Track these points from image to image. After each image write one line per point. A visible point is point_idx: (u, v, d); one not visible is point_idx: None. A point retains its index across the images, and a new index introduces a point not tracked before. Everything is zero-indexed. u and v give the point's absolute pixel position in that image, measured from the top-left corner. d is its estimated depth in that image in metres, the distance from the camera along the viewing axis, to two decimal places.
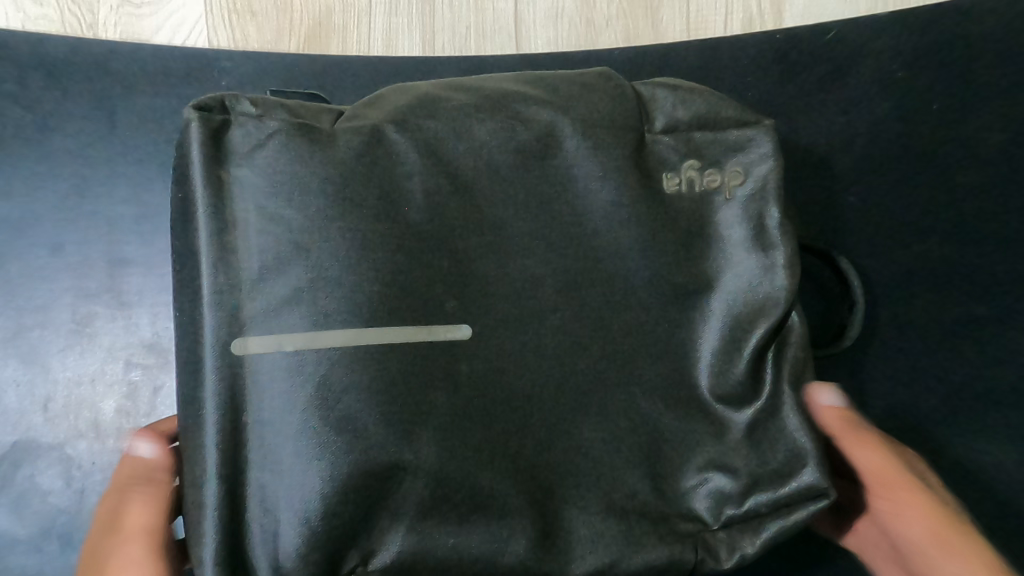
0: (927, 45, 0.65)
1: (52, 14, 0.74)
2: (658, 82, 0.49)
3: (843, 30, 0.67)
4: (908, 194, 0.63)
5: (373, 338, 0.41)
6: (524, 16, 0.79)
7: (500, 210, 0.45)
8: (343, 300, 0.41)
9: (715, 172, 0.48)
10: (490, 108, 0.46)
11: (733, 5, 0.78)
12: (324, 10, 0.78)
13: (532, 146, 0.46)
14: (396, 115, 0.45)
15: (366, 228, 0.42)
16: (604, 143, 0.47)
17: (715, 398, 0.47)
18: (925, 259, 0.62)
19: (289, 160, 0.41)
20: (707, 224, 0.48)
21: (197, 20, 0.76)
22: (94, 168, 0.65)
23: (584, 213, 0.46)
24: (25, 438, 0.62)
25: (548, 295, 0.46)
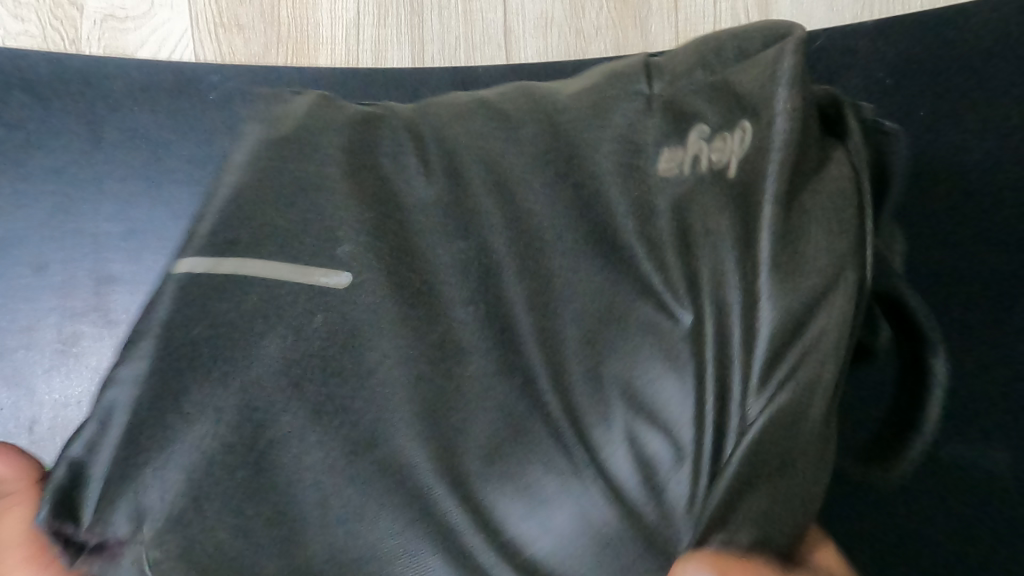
0: (925, 52, 0.60)
1: (33, 30, 0.73)
2: (698, 48, 0.42)
3: (823, 40, 0.65)
4: (941, 197, 0.57)
5: (270, 272, 0.41)
6: (513, 26, 0.79)
7: (431, 215, 0.42)
8: (258, 242, 0.42)
9: (723, 148, 0.38)
10: (491, 107, 0.44)
11: (720, 14, 0.79)
12: (311, 22, 0.77)
13: (506, 140, 0.42)
14: (402, 115, 0.46)
15: (315, 228, 0.41)
16: (591, 132, 0.41)
17: (652, 441, 0.38)
18: (959, 268, 0.56)
19: (278, 136, 0.44)
20: (672, 213, 0.38)
21: (183, 34, 0.75)
22: (79, 186, 0.64)
23: (535, 221, 0.41)
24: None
25: (456, 310, 0.41)
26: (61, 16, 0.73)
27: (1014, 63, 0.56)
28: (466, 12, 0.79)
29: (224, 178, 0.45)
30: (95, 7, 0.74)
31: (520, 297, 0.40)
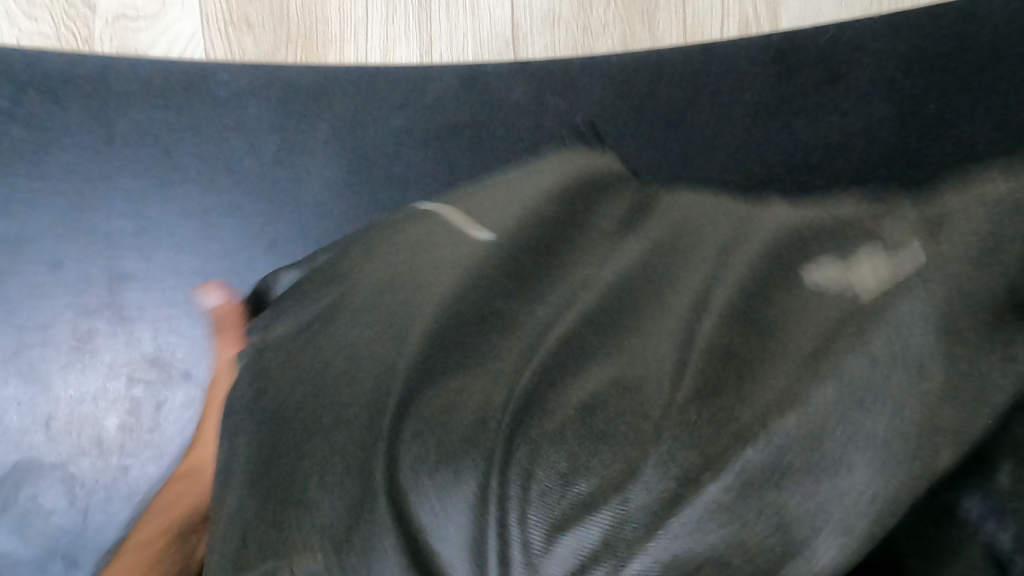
0: (931, 46, 0.65)
1: (46, 30, 0.73)
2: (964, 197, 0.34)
3: (837, 33, 0.68)
4: None
5: (449, 216, 0.46)
6: (520, 23, 0.80)
7: (559, 308, 0.38)
8: (455, 206, 0.48)
9: (874, 275, 0.32)
10: (711, 213, 0.43)
11: (728, 9, 0.78)
12: (321, 19, 0.77)
13: (671, 246, 0.41)
14: (619, 213, 0.45)
15: (444, 294, 0.39)
16: (763, 233, 0.39)
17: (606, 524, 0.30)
18: None
19: (502, 196, 0.47)
20: (770, 302, 0.34)
21: (194, 32, 0.75)
22: (94, 185, 0.65)
23: (647, 321, 0.36)
24: (30, 460, 0.61)
25: (473, 393, 0.35)
26: (73, 16, 0.74)
27: (1005, 66, 0.62)
28: (474, 8, 0.80)
29: (468, 189, 0.50)
30: (107, 6, 0.74)
31: (583, 339, 0.36)
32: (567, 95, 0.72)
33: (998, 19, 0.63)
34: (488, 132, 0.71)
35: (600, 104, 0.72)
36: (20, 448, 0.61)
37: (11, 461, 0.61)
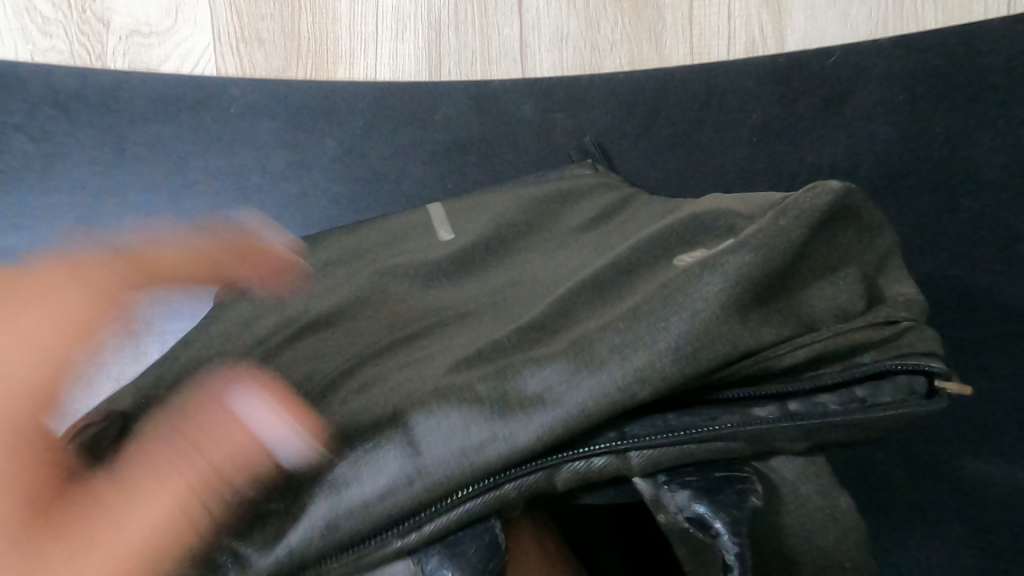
0: (937, 67, 0.66)
1: (60, 46, 0.73)
2: (830, 197, 0.35)
3: (843, 55, 0.69)
4: (975, 246, 0.60)
5: (431, 212, 0.57)
6: (529, 41, 0.80)
7: (469, 292, 0.45)
8: (442, 206, 0.57)
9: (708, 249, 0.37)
10: (648, 218, 0.49)
11: (736, 28, 0.79)
12: (331, 36, 0.78)
13: (600, 244, 0.47)
14: (586, 222, 0.51)
15: (387, 276, 0.47)
16: (655, 224, 0.45)
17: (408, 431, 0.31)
18: (994, 309, 0.57)
19: (477, 204, 0.56)
20: (624, 272, 0.39)
21: (205, 48, 0.75)
22: (104, 198, 0.65)
23: (528, 294, 0.42)
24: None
25: (358, 342, 0.40)
26: (86, 32, 0.74)
27: (1015, 83, 0.63)
28: (482, 26, 0.80)
29: (464, 196, 0.60)
30: (120, 24, 0.75)
31: (462, 307, 0.43)
32: (577, 113, 0.72)
33: (1002, 42, 0.64)
34: (497, 148, 0.71)
35: (609, 122, 0.72)
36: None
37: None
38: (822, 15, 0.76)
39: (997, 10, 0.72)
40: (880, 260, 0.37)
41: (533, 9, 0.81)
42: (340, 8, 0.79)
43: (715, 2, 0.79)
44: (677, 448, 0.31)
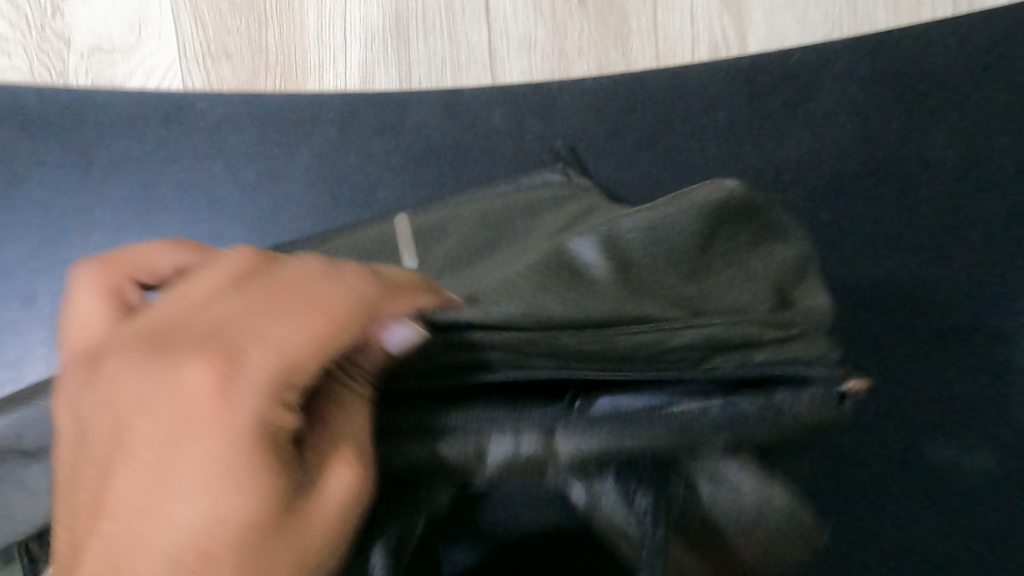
0: (890, 69, 0.68)
1: (21, 65, 0.73)
2: (731, 197, 0.43)
3: (803, 56, 0.71)
4: (922, 242, 0.64)
5: (403, 225, 0.56)
6: (498, 48, 0.81)
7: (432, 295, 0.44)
8: (414, 218, 0.57)
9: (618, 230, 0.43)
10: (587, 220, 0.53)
11: (698, 32, 0.80)
12: (299, 48, 0.78)
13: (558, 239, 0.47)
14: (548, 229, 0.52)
15: None
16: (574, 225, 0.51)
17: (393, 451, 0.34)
18: (928, 300, 0.63)
19: (448, 218, 0.56)
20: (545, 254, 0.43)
21: (171, 63, 0.75)
22: (69, 216, 0.64)
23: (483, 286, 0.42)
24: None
25: None
26: (48, 50, 0.73)
27: (960, 87, 0.66)
28: (451, 34, 0.81)
29: (433, 207, 0.60)
30: (82, 40, 0.74)
31: None
32: (547, 119, 0.73)
33: (948, 46, 0.67)
34: (469, 156, 0.72)
35: (579, 126, 0.73)
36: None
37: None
38: (781, 18, 0.78)
39: (947, 10, 0.75)
40: (800, 271, 0.43)
41: (501, 17, 0.82)
42: (308, 19, 0.79)
43: (678, 7, 0.81)
44: (603, 440, 0.34)
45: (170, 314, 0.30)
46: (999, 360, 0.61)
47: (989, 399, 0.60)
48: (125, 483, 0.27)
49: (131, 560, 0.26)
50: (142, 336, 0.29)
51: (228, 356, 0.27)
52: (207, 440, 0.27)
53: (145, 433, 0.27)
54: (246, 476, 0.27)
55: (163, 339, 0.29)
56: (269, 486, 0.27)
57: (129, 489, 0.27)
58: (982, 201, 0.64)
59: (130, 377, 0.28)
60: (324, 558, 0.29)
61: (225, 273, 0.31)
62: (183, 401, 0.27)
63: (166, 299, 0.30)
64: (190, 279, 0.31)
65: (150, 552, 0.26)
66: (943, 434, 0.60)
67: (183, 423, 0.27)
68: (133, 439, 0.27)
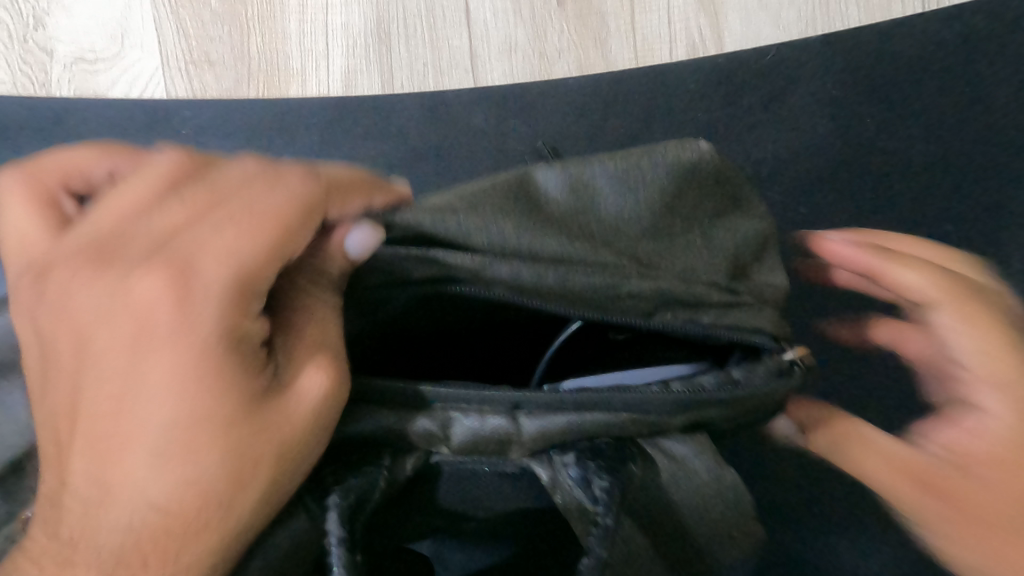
0: (862, 64, 0.69)
1: (4, 76, 0.74)
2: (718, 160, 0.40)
3: (777, 53, 0.71)
4: (897, 234, 0.66)
5: None
6: (479, 51, 0.82)
7: None
8: None
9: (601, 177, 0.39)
10: None
11: (676, 32, 0.81)
12: (281, 55, 0.79)
13: None
14: None
15: None
16: None
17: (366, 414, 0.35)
18: None
19: None
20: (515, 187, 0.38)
21: (154, 72, 0.76)
22: None
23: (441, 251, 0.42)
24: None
25: None
26: (31, 62, 0.75)
27: (932, 81, 0.67)
28: (433, 39, 0.82)
29: None
30: (65, 51, 0.76)
31: None
32: (529, 119, 0.74)
33: (919, 40, 0.68)
34: (452, 157, 0.73)
35: (561, 127, 0.74)
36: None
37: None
38: (756, 18, 0.80)
39: (919, 7, 0.76)
40: (759, 251, 0.43)
41: (481, 20, 0.83)
42: (290, 27, 0.80)
43: (656, 7, 0.82)
44: (567, 422, 0.35)
45: (118, 228, 0.33)
46: None
47: None
48: (104, 382, 0.31)
49: (122, 446, 0.30)
50: (94, 255, 0.33)
51: (176, 264, 0.31)
52: (171, 334, 0.30)
53: (114, 335, 0.31)
54: (212, 368, 0.30)
55: (115, 253, 0.32)
56: (238, 375, 0.31)
57: (107, 386, 0.31)
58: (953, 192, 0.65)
59: (91, 294, 0.32)
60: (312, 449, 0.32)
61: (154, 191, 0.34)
62: (143, 305, 0.31)
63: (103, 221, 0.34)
64: (125, 190, 0.34)
65: (136, 434, 0.30)
66: None
67: (142, 326, 0.31)
68: (102, 345, 0.31)
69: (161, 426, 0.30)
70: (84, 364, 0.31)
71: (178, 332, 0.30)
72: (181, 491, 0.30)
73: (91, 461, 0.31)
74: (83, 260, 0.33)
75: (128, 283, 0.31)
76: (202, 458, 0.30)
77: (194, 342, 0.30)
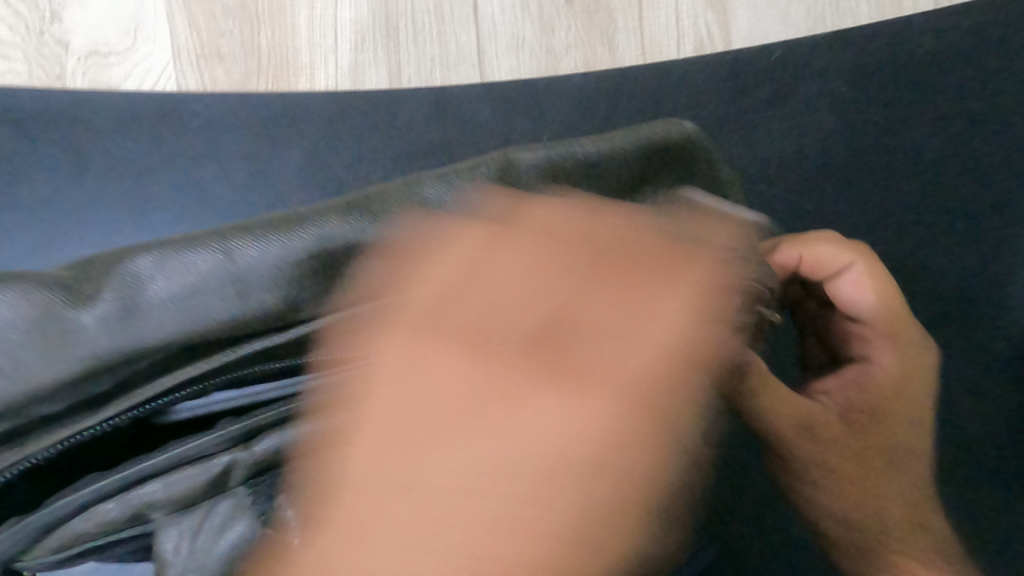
0: (871, 60, 0.69)
1: (20, 69, 0.76)
2: (666, 136, 0.52)
3: (784, 50, 0.71)
4: (911, 231, 0.65)
5: None
6: (486, 47, 0.82)
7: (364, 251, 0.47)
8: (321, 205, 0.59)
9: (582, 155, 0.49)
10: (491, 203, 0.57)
11: (684, 29, 0.81)
12: (290, 49, 0.80)
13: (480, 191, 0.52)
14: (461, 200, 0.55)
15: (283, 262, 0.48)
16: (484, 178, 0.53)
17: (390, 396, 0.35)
18: (917, 286, 0.63)
19: None
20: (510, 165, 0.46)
21: (165, 66, 0.78)
22: (66, 215, 0.66)
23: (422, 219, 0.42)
24: (122, 324, 0.36)
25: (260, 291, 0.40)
26: (46, 55, 0.76)
27: (945, 77, 0.66)
28: (441, 34, 0.82)
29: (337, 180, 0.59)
30: (80, 44, 0.77)
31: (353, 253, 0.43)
32: (535, 115, 0.75)
33: (931, 35, 0.67)
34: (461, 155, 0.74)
35: (568, 124, 0.74)
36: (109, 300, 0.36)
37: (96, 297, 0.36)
38: (765, 15, 0.79)
39: (930, 4, 0.75)
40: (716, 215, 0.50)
41: (488, 15, 0.83)
42: (299, 22, 0.81)
43: (664, 4, 0.81)
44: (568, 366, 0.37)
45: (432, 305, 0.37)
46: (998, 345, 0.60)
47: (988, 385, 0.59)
48: (527, 426, 0.34)
49: (445, 530, 0.31)
50: (424, 319, 0.37)
51: (509, 396, 0.35)
52: (542, 447, 0.33)
53: (456, 453, 0.33)
54: (579, 479, 0.33)
55: (562, 309, 0.37)
56: (585, 481, 0.33)
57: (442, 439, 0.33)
58: (973, 187, 0.63)
59: (620, 350, 0.37)
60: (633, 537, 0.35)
61: (456, 257, 0.39)
62: (497, 462, 0.33)
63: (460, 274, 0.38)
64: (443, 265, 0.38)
65: (438, 519, 0.31)
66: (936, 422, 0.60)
67: (572, 376, 0.36)
68: (435, 414, 0.34)
69: (476, 492, 0.32)
70: (532, 410, 0.34)
71: (649, 368, 0.37)
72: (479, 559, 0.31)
73: (405, 540, 0.31)
74: (494, 326, 0.37)
75: (578, 344, 0.37)
76: (517, 551, 0.31)
77: (654, 382, 0.37)
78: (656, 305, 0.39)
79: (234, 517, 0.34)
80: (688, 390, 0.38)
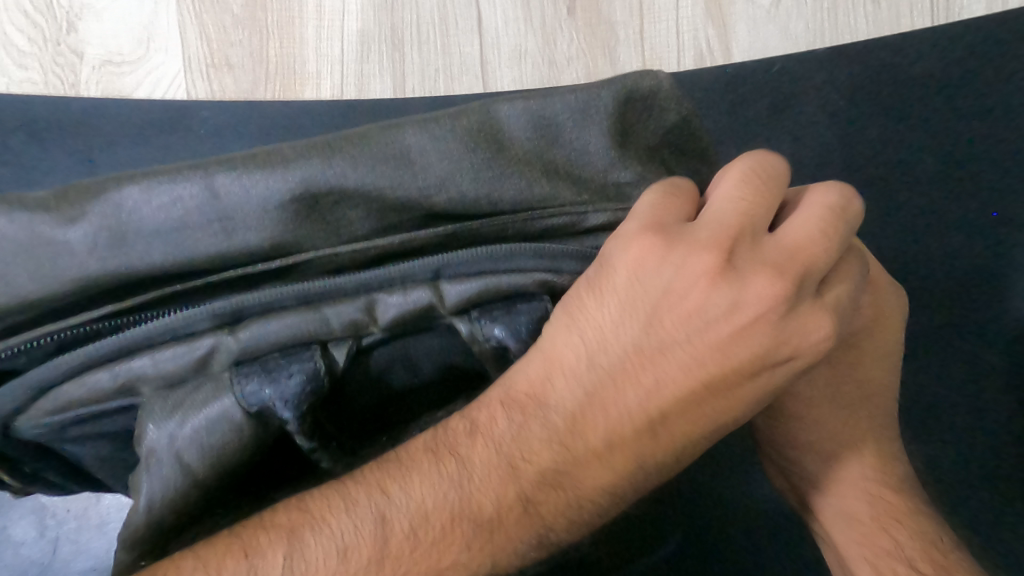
0: (870, 76, 0.69)
1: (36, 77, 0.78)
2: (667, 88, 0.46)
3: (785, 64, 0.71)
4: (906, 247, 0.66)
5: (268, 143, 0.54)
6: (489, 58, 0.84)
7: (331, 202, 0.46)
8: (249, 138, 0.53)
9: (576, 110, 0.43)
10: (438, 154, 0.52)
11: (685, 42, 0.82)
12: (298, 59, 0.82)
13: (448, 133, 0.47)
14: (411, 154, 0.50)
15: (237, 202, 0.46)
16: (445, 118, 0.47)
17: (397, 295, 0.40)
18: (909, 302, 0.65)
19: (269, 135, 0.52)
20: (490, 124, 0.42)
21: (176, 75, 0.80)
22: None
23: (393, 178, 0.40)
24: (112, 249, 0.37)
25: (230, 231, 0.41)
26: (61, 63, 0.79)
27: (944, 95, 0.67)
28: (444, 45, 0.84)
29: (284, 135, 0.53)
30: (94, 53, 0.79)
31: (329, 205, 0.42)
32: None
33: (930, 53, 0.68)
34: None
35: None
36: (94, 223, 0.37)
37: (79, 213, 0.37)
38: (764, 30, 0.80)
39: (927, 21, 0.76)
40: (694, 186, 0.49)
41: (493, 28, 0.84)
42: (307, 32, 0.83)
43: (665, 18, 0.83)
44: (543, 269, 0.42)
45: (719, 242, 0.38)
46: (975, 362, 0.64)
47: (965, 401, 0.63)
48: (640, 394, 0.38)
49: (614, 383, 0.38)
50: (632, 267, 0.38)
51: (736, 307, 0.37)
52: (738, 389, 0.38)
53: (663, 315, 0.38)
54: (704, 413, 0.38)
55: (737, 305, 0.37)
56: (716, 416, 0.38)
57: (584, 379, 0.38)
58: (962, 207, 0.65)
59: (781, 333, 0.38)
60: (683, 459, 0.40)
61: (726, 210, 0.39)
62: (728, 391, 0.38)
63: (669, 225, 0.39)
64: (728, 191, 0.39)
65: (615, 383, 0.38)
66: (921, 435, 0.63)
67: (753, 373, 0.38)
68: (628, 310, 0.39)
69: (710, 404, 0.38)
70: (665, 377, 0.38)
71: (755, 400, 0.39)
72: (679, 451, 0.39)
73: (602, 383, 0.38)
74: (702, 282, 0.38)
75: (743, 338, 0.38)
76: (666, 452, 0.39)
77: (765, 369, 0.38)
78: (823, 311, 0.39)
79: (214, 398, 0.38)
80: (787, 378, 0.39)
